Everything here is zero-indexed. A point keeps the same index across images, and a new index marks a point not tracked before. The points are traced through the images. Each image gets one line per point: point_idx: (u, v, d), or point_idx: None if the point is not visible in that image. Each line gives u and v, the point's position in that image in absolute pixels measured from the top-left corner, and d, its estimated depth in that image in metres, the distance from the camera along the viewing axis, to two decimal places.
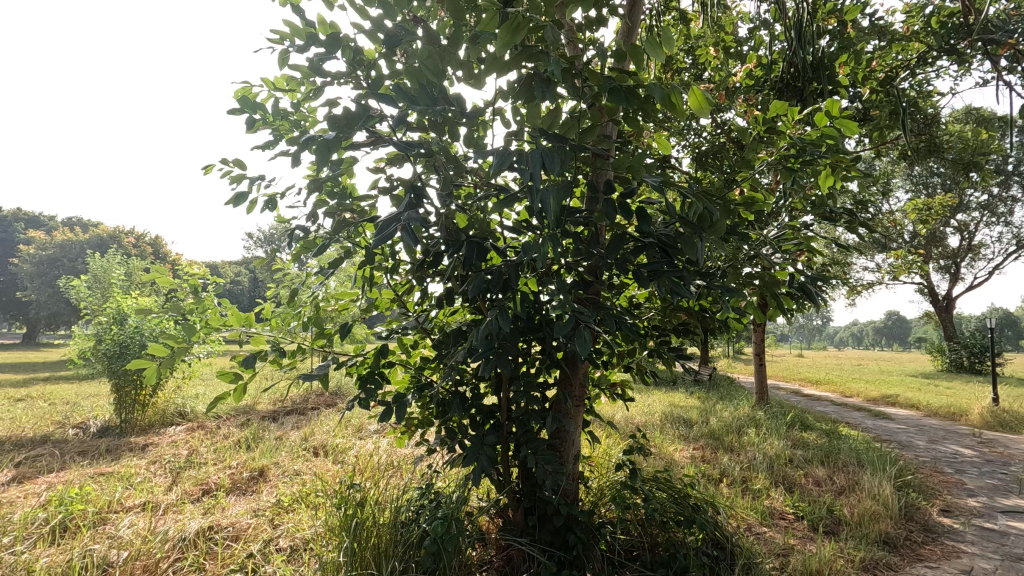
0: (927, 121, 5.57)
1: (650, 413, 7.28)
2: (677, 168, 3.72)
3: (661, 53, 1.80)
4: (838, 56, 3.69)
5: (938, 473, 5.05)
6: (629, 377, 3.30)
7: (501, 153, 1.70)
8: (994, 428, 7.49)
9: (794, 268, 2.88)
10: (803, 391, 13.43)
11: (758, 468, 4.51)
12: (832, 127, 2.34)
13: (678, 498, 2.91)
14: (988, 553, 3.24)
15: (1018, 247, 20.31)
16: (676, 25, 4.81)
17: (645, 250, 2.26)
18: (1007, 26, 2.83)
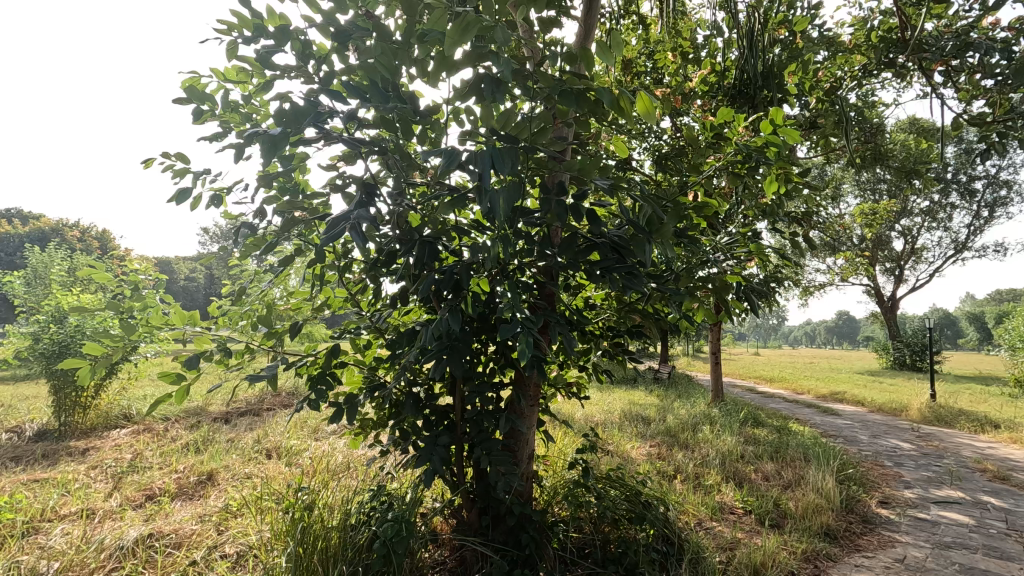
0: (872, 131, 5.83)
1: (609, 410, 7.39)
2: (634, 171, 3.78)
3: (613, 57, 1.84)
4: (787, 65, 3.82)
5: (878, 466, 5.30)
6: (585, 377, 3.34)
7: (450, 154, 1.71)
8: (930, 423, 7.91)
9: (744, 271, 2.96)
10: (760, 391, 13.13)
11: (711, 464, 4.64)
12: (777, 135, 2.43)
13: (630, 496, 2.96)
14: (919, 542, 3.42)
15: (955, 251, 21.50)
16: (636, 29, 4.90)
17: (597, 251, 2.29)
18: (939, 44, 3.00)
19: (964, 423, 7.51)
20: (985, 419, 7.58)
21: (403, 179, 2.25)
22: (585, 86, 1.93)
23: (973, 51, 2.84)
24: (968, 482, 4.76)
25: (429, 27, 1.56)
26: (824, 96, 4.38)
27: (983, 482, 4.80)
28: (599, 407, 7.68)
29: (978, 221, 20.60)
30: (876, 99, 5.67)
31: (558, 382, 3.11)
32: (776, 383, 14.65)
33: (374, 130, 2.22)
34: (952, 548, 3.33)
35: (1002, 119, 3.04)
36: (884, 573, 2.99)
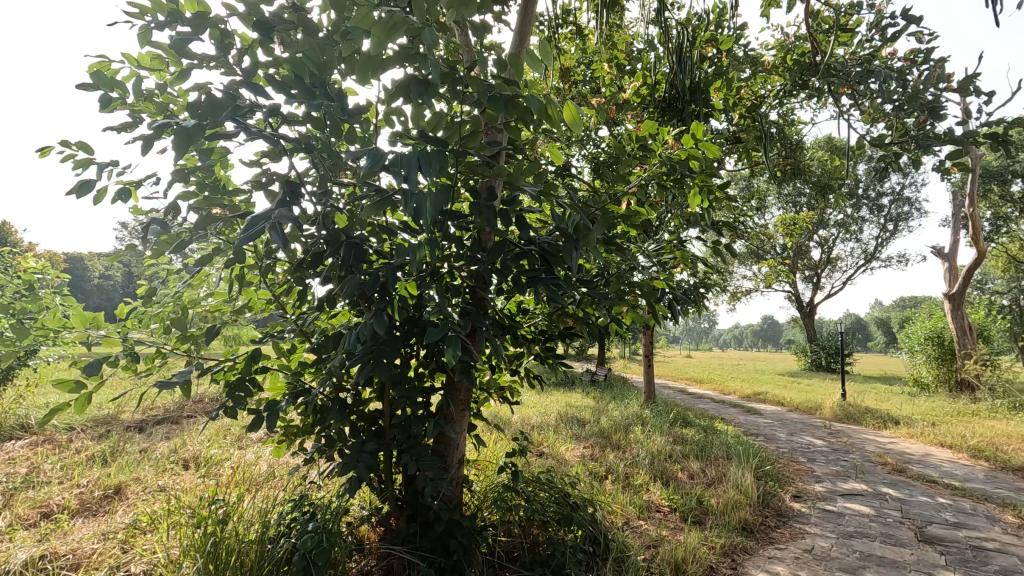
0: (791, 147, 6.21)
1: (546, 413, 7.48)
2: (569, 178, 3.85)
3: (541, 65, 1.86)
4: (713, 82, 4.01)
5: (793, 462, 5.65)
6: (518, 381, 3.36)
7: (374, 155, 1.69)
8: (841, 421, 8.52)
9: (669, 278, 3.08)
10: (690, 391, 14.00)
11: (640, 464, 4.79)
12: (698, 149, 2.56)
13: (558, 498, 3.01)
14: (826, 532, 3.67)
15: (866, 261, 23.29)
16: (574, 38, 4.99)
17: (526, 257, 2.31)
18: (845, 70, 3.24)
19: (870, 420, 8.14)
20: (887, 416, 8.25)
21: (331, 178, 2.18)
22: (514, 93, 1.95)
23: (874, 78, 3.08)
24: (870, 475, 5.16)
25: (353, 23, 1.53)
26: (746, 113, 4.64)
27: (883, 474, 5.21)
28: (535, 410, 7.76)
29: (884, 234, 22.43)
30: (795, 118, 6.04)
31: (491, 386, 3.10)
32: (705, 384, 15.32)
33: (300, 126, 2.14)
34: (854, 537, 3.59)
35: (898, 142, 3.33)
36: (794, 563, 3.19)
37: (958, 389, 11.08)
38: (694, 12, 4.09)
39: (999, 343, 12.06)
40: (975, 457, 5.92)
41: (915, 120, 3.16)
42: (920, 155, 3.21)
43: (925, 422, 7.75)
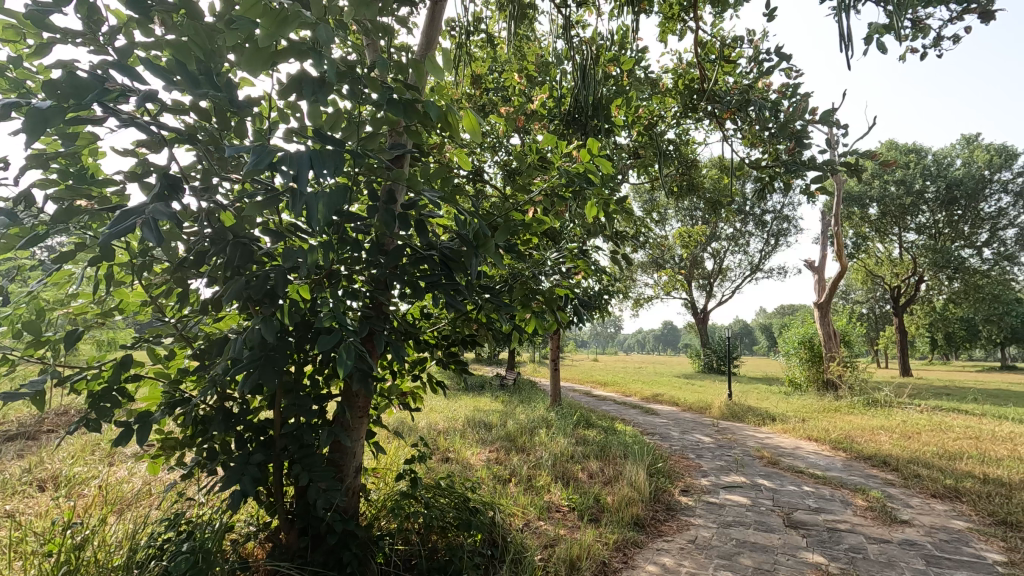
0: (686, 164, 6.68)
1: (453, 418, 7.46)
2: (475, 184, 3.87)
3: (441, 72, 1.87)
4: (614, 100, 4.22)
5: (684, 459, 6.04)
6: (420, 387, 3.33)
7: (261, 152, 1.61)
8: (727, 419, 9.24)
9: (568, 286, 3.19)
10: (593, 391, 14.99)
11: (543, 466, 4.90)
12: (594, 163, 2.69)
13: (458, 503, 3.02)
14: (708, 523, 3.96)
15: (751, 272, 25.50)
16: (484, 46, 5.05)
17: (425, 262, 2.30)
18: (728, 97, 3.55)
19: (751, 418, 8.90)
20: (765, 414, 9.06)
21: (218, 173, 2.04)
22: (413, 97, 1.94)
23: (751, 107, 3.41)
24: (749, 469, 5.63)
25: (240, 11, 1.45)
26: (644, 132, 4.94)
27: (759, 467, 5.71)
28: (443, 415, 7.70)
29: (767, 248, 24.68)
30: (689, 138, 6.50)
31: (391, 393, 3.04)
32: (609, 386, 16.01)
33: (183, 114, 1.98)
34: (732, 526, 3.91)
35: (772, 165, 3.69)
36: (679, 553, 3.41)
37: (824, 388, 12.43)
38: (598, 31, 4.29)
39: (858, 346, 13.67)
40: (835, 448, 6.65)
41: (785, 147, 3.52)
42: (789, 179, 3.58)
43: (795, 418, 8.61)
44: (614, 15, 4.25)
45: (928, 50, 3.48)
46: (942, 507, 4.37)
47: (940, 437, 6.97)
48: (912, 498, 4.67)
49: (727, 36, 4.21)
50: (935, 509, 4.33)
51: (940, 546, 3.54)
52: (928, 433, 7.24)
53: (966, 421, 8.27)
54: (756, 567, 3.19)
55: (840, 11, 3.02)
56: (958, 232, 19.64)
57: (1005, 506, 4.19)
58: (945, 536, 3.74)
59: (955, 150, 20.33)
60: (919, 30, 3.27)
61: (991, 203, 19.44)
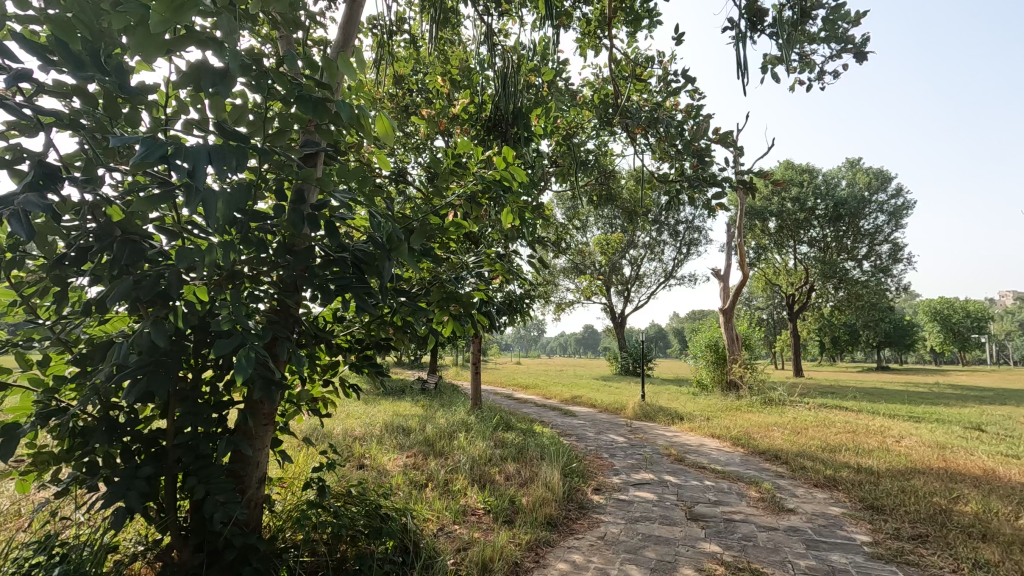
0: (604, 174, 6.95)
1: (371, 423, 7.28)
2: (393, 186, 3.82)
3: (354, 73, 1.83)
4: (533, 109, 4.32)
5: (598, 458, 6.26)
6: (332, 392, 3.23)
7: (151, 144, 1.51)
8: (640, 419, 9.67)
9: (485, 291, 3.22)
10: (515, 394, 15.18)
11: (460, 469, 4.91)
12: (509, 170, 2.76)
13: (369, 510, 2.97)
14: (617, 520, 4.14)
15: (665, 278, 26.88)
16: (406, 46, 5.00)
17: (336, 264, 2.24)
18: (638, 114, 3.75)
19: (662, 417, 9.38)
20: (674, 413, 9.57)
21: (103, 164, 1.88)
22: (324, 95, 1.89)
23: (659, 124, 3.61)
24: (657, 466, 5.93)
25: None
26: (563, 141, 5.09)
27: (667, 464, 6.03)
28: (360, 420, 7.50)
29: (680, 256, 26.11)
30: (606, 150, 6.78)
31: (300, 399, 2.93)
32: (530, 389, 16.27)
33: (64, 98, 1.81)
34: (639, 521, 4.10)
35: (678, 180, 3.94)
36: (588, 550, 3.53)
37: (727, 388, 13.32)
38: (520, 41, 4.38)
39: (757, 349, 14.78)
40: (734, 445, 7.16)
41: (689, 163, 3.76)
42: (693, 193, 3.84)
43: (701, 417, 9.16)
44: (535, 27, 4.35)
45: (813, 82, 3.86)
46: (822, 496, 4.83)
47: (824, 432, 7.69)
48: (798, 488, 5.12)
49: (640, 55, 4.45)
50: (816, 497, 4.78)
51: (818, 531, 3.91)
52: (814, 428, 7.96)
53: (845, 417, 9.16)
54: (659, 559, 3.37)
55: (738, 41, 3.28)
56: (843, 246, 21.76)
57: (873, 492, 4.69)
58: (823, 521, 4.14)
59: (841, 172, 22.52)
60: (805, 63, 3.61)
61: (869, 221, 21.73)
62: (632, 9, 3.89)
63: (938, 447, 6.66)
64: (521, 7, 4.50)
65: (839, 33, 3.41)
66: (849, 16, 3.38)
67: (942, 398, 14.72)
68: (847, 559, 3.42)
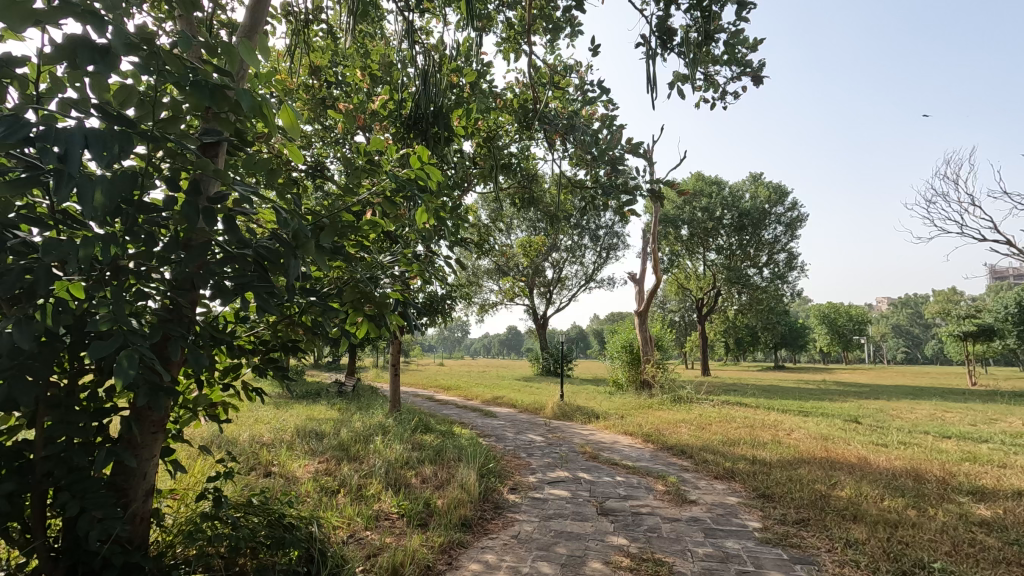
0: (526, 178, 7.03)
1: (280, 428, 6.94)
2: (303, 182, 3.66)
3: (257, 62, 1.72)
4: (454, 109, 4.30)
5: (515, 458, 6.33)
6: (233, 397, 3.04)
7: (11, 124, 1.35)
8: (559, 419, 9.88)
9: (400, 293, 3.14)
10: (436, 396, 15.02)
11: (374, 473, 4.78)
12: (424, 170, 2.73)
13: (272, 521, 2.82)
14: (531, 518, 4.21)
15: (586, 281, 27.68)
16: (322, 36, 4.81)
17: (234, 261, 2.10)
18: (556, 121, 3.84)
19: (579, 416, 9.64)
20: (590, 412, 9.88)
21: None
22: (223, 83, 1.78)
23: (575, 132, 3.72)
24: (572, 464, 6.08)
25: None
26: (484, 143, 5.11)
27: (582, 462, 6.21)
28: (269, 425, 7.13)
29: (600, 260, 27.01)
30: (528, 154, 6.88)
31: (197, 404, 2.74)
32: (452, 390, 16.17)
33: None
34: (553, 518, 4.20)
35: (593, 187, 4.08)
36: (502, 549, 3.57)
37: (640, 387, 13.93)
38: (442, 40, 4.36)
39: (669, 350, 15.57)
40: (645, 441, 7.49)
41: (604, 171, 3.90)
42: (607, 200, 3.98)
43: (615, 415, 9.52)
44: (457, 26, 4.35)
45: (717, 100, 4.13)
46: (721, 487, 5.17)
47: (725, 427, 8.23)
48: (700, 480, 5.45)
49: (560, 63, 4.56)
50: (715, 489, 5.11)
51: (716, 520, 4.18)
52: (716, 423, 8.51)
53: (744, 413, 9.86)
54: (569, 555, 3.46)
55: (649, 57, 3.46)
56: (746, 254, 23.43)
57: (764, 481, 5.08)
58: (720, 510, 4.43)
59: (745, 185, 24.25)
60: (710, 83, 3.87)
61: (770, 231, 23.54)
62: (552, 18, 3.99)
63: (822, 439, 7.33)
64: (443, 6, 4.48)
65: (738, 56, 3.67)
66: (747, 41, 3.65)
67: (828, 393, 16.25)
68: (740, 545, 3.68)
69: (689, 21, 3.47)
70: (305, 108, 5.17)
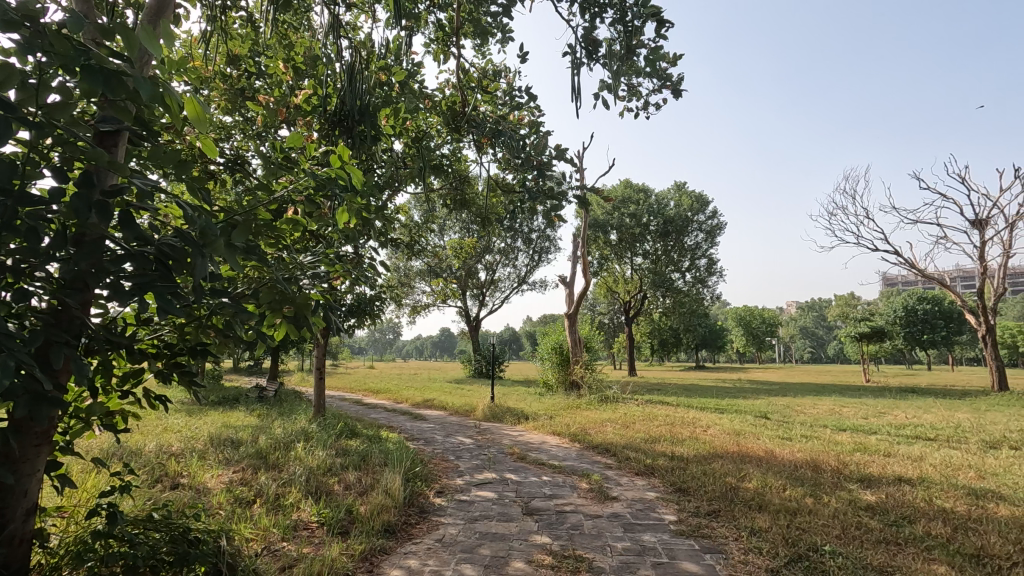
0: (458, 179, 7.02)
1: (192, 437, 6.52)
2: (217, 177, 3.47)
3: (159, 50, 1.57)
4: (381, 108, 4.23)
5: (443, 461, 6.30)
6: (133, 405, 2.82)
7: None
8: (488, 420, 9.92)
9: (322, 294, 3.02)
10: (365, 399, 14.65)
11: (294, 481, 4.59)
12: (345, 169, 2.65)
13: (175, 536, 2.65)
14: (456, 520, 4.20)
15: (519, 284, 27.95)
16: (243, 24, 4.59)
17: (132, 259, 1.94)
18: (484, 125, 3.87)
19: (509, 418, 9.72)
20: (520, 413, 10.00)
21: None
22: (121, 69, 1.64)
23: (501, 136, 3.76)
24: (499, 465, 6.12)
25: None
26: (413, 144, 5.05)
27: (509, 463, 6.27)
28: (179, 434, 6.67)
29: (532, 263, 27.38)
30: (459, 156, 6.87)
31: (89, 413, 2.53)
32: (381, 394, 15.82)
33: None
34: (478, 520, 4.21)
35: (520, 191, 4.14)
36: (425, 553, 3.54)
37: (570, 388, 14.25)
38: (370, 37, 4.28)
39: (597, 351, 16.03)
40: (572, 441, 7.66)
41: (531, 176, 3.97)
42: (534, 205, 4.06)
43: (544, 416, 9.67)
44: (386, 24, 4.29)
45: (639, 111, 4.31)
46: (641, 483, 5.39)
47: (648, 425, 8.58)
48: (622, 477, 5.65)
49: (489, 68, 4.61)
50: (636, 485, 5.32)
51: (635, 514, 4.35)
52: (639, 422, 8.85)
53: (666, 411, 10.32)
54: (493, 555, 3.49)
55: (574, 66, 3.56)
56: (671, 259, 24.53)
57: (681, 476, 5.34)
58: (639, 505, 4.61)
59: (670, 193, 25.38)
60: (632, 94, 4.03)
61: (693, 238, 24.77)
62: (480, 23, 4.03)
63: (734, 434, 7.80)
64: (371, 2, 4.40)
65: (659, 70, 3.85)
66: (667, 57, 3.84)
67: (742, 392, 17.35)
68: (656, 538, 3.85)
69: (612, 34, 3.60)
70: (222, 98, 4.90)
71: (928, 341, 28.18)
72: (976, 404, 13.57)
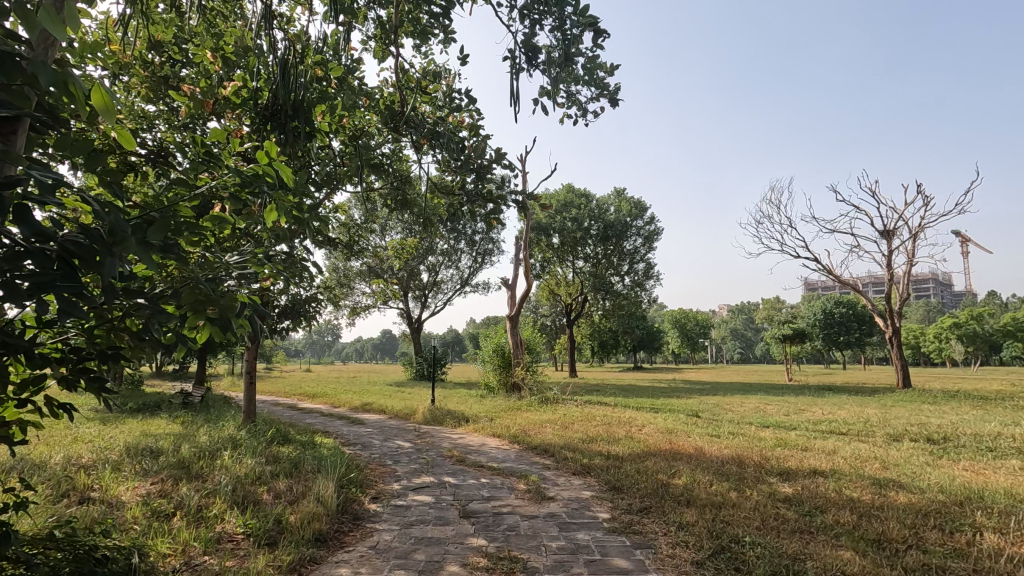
0: (398, 178, 6.91)
1: (105, 447, 6.07)
2: (135, 170, 3.26)
3: (64, 35, 1.44)
4: (317, 104, 4.11)
5: (380, 466, 6.17)
6: (34, 415, 2.59)
7: None
8: (428, 424, 9.82)
9: (250, 295, 2.87)
10: (300, 403, 14.17)
11: (219, 491, 4.37)
12: (273, 167, 2.54)
13: (79, 555, 2.46)
14: (391, 526, 4.13)
15: (462, 285, 27.85)
16: (167, 9, 4.33)
17: (30, 257, 1.77)
18: (423, 126, 3.82)
19: (449, 420, 9.67)
20: (460, 415, 9.96)
21: None
22: (17, 53, 1.49)
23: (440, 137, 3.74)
24: (438, 469, 6.07)
25: None
26: (350, 142, 4.94)
27: (448, 466, 6.23)
28: (91, 445, 6.20)
29: (475, 265, 27.36)
30: (399, 155, 6.76)
31: None
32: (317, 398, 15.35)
33: None
34: (413, 525, 4.16)
35: (460, 193, 4.13)
36: (357, 561, 3.46)
37: (511, 390, 14.32)
38: (306, 30, 4.15)
39: (539, 353, 16.23)
40: (512, 442, 7.70)
41: (471, 179, 3.98)
42: (473, 207, 4.08)
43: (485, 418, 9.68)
44: (323, 19, 4.17)
45: (578, 117, 4.41)
46: (577, 482, 5.50)
47: (586, 425, 8.76)
48: (559, 477, 5.75)
49: (429, 68, 4.57)
50: (572, 484, 5.42)
51: (570, 514, 4.43)
52: (578, 422, 9.02)
53: (604, 411, 10.59)
54: (427, 560, 3.45)
55: (515, 71, 3.59)
56: (611, 263, 25.17)
57: (616, 474, 5.49)
58: (575, 505, 4.70)
59: (610, 198, 26.03)
60: (571, 101, 4.11)
61: (632, 243, 25.53)
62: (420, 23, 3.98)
63: (667, 433, 8.10)
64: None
65: (596, 79, 3.95)
66: (604, 66, 3.94)
67: (675, 392, 18.02)
68: (589, 536, 3.93)
69: (552, 41, 3.66)
70: (142, 86, 4.60)
71: (844, 343, 30.33)
72: (883, 400, 14.74)
